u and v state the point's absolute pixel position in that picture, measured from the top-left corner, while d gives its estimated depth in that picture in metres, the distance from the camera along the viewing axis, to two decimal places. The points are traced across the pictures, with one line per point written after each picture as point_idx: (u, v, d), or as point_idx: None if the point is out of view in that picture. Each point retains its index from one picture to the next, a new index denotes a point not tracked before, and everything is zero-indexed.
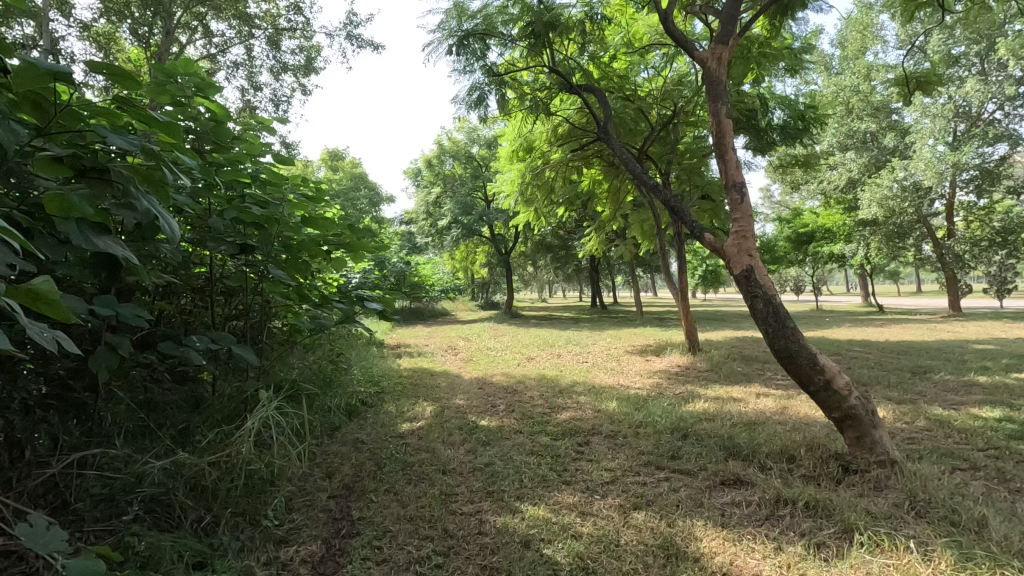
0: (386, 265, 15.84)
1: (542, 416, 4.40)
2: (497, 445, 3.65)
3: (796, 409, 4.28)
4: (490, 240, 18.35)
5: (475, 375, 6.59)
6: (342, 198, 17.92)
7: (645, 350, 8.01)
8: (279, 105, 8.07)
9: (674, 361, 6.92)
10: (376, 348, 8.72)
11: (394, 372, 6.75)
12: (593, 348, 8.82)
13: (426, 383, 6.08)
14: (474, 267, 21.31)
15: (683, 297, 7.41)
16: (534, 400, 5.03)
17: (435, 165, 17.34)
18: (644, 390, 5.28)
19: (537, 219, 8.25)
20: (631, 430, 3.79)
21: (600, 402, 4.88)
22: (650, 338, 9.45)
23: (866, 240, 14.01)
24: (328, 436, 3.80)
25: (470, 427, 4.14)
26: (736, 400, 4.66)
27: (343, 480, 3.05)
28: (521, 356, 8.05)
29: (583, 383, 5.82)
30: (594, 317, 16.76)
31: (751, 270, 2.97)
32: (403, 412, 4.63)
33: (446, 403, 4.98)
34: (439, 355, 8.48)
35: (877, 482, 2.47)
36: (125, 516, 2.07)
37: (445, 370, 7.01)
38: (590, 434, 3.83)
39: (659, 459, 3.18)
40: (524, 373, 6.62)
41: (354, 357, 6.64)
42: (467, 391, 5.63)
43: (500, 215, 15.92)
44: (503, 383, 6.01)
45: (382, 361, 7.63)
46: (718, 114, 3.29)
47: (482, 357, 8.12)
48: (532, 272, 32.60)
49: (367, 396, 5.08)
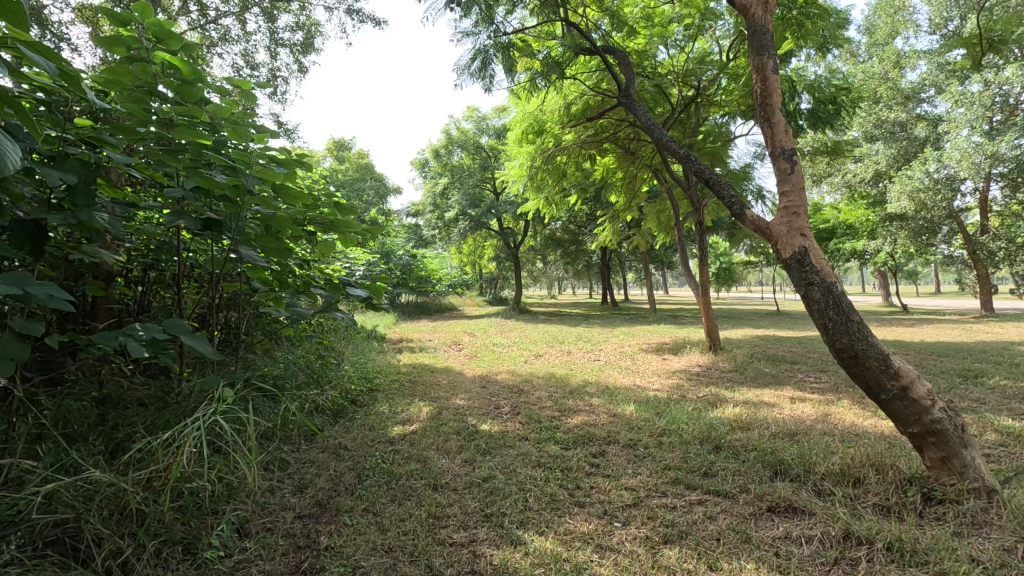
0: (391, 258, 15.43)
1: (551, 421, 3.93)
2: (499, 455, 3.18)
3: (840, 417, 3.76)
4: (498, 233, 17.87)
5: (480, 372, 6.12)
6: (347, 189, 17.49)
7: (661, 349, 7.49)
8: (275, 84, 7.62)
9: (694, 361, 6.40)
10: (377, 343, 8.27)
11: (392, 369, 6.29)
12: (606, 345, 8.31)
13: (425, 381, 5.62)
14: (482, 262, 20.83)
15: (705, 292, 6.87)
16: (542, 402, 4.56)
17: (443, 155, 16.77)
18: (663, 392, 4.77)
19: (547, 207, 7.73)
20: (653, 439, 3.31)
21: (615, 404, 4.38)
22: (666, 336, 8.92)
23: (893, 236, 13.35)
24: (308, 442, 3.35)
25: (469, 432, 3.67)
26: (770, 406, 4.15)
27: (315, 496, 2.58)
28: (529, 353, 7.57)
29: (596, 383, 5.33)
30: (605, 314, 16.20)
31: (806, 253, 2.46)
32: (397, 413, 4.17)
33: (445, 404, 4.52)
34: (442, 351, 8.02)
35: (971, 516, 1.97)
36: (18, 550, 1.62)
37: (448, 367, 6.55)
38: (606, 443, 3.34)
39: (689, 476, 2.69)
40: (532, 371, 6.13)
41: (350, 352, 6.20)
42: (470, 390, 5.16)
43: (509, 207, 15.42)
44: (509, 382, 5.54)
45: (381, 356, 7.18)
46: (764, 69, 2.77)
47: (487, 353, 7.65)
48: (542, 268, 32.08)
49: (360, 394, 4.64)
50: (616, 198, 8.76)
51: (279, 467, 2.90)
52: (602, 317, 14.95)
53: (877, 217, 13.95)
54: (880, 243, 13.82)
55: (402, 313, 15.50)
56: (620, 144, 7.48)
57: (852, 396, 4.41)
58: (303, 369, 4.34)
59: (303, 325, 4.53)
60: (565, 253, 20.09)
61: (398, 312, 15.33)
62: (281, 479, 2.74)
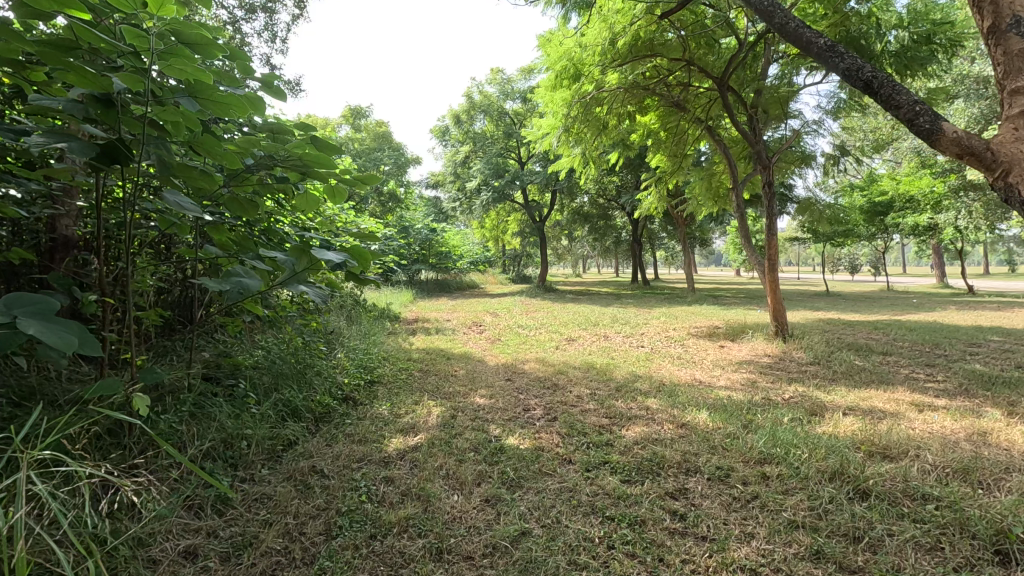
0: (409, 233, 14.63)
1: (601, 433, 2.96)
2: (533, 491, 2.23)
3: (1007, 437, 2.69)
4: (523, 207, 16.79)
5: (504, 360, 5.16)
6: (364, 159, 16.54)
7: (714, 334, 6.46)
8: (273, 29, 6.68)
9: (760, 351, 5.34)
10: (388, 324, 7.37)
11: (402, 354, 5.38)
12: (647, 328, 7.30)
13: (439, 371, 4.69)
14: (505, 237, 19.83)
15: (772, 268, 5.76)
16: (585, 403, 3.59)
17: (465, 121, 15.64)
18: (737, 392, 3.75)
19: (583, 166, 6.65)
20: (753, 471, 2.31)
21: (680, 408, 3.39)
22: (714, 319, 7.86)
23: (969, 208, 11.86)
24: (273, 465, 2.43)
25: (491, 449, 2.72)
26: (892, 416, 3.10)
27: (250, 573, 1.65)
28: (560, 337, 6.59)
29: (647, 378, 4.33)
30: (637, 294, 15.09)
31: None
32: (398, 417, 3.23)
33: (462, 405, 3.57)
34: (461, 334, 7.09)
35: None
36: None
37: (466, 353, 5.61)
38: (685, 475, 2.36)
39: (839, 547, 1.70)
40: (564, 360, 5.14)
41: (353, 336, 5.29)
42: (491, 384, 4.20)
43: (535, 178, 14.29)
44: (539, 374, 4.57)
45: (391, 340, 6.26)
46: None
47: (511, 336, 6.71)
48: (566, 244, 30.84)
49: (355, 389, 3.72)
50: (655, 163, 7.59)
51: (217, 514, 1.99)
52: (634, 296, 13.86)
53: (947, 187, 12.47)
54: (950, 216, 12.37)
55: (421, 290, 14.63)
56: (668, 92, 6.37)
57: (999, 403, 3.31)
58: (283, 361, 3.41)
59: (282, 304, 3.60)
60: (593, 228, 18.94)
61: (417, 289, 14.47)
62: (210, 534, 1.84)
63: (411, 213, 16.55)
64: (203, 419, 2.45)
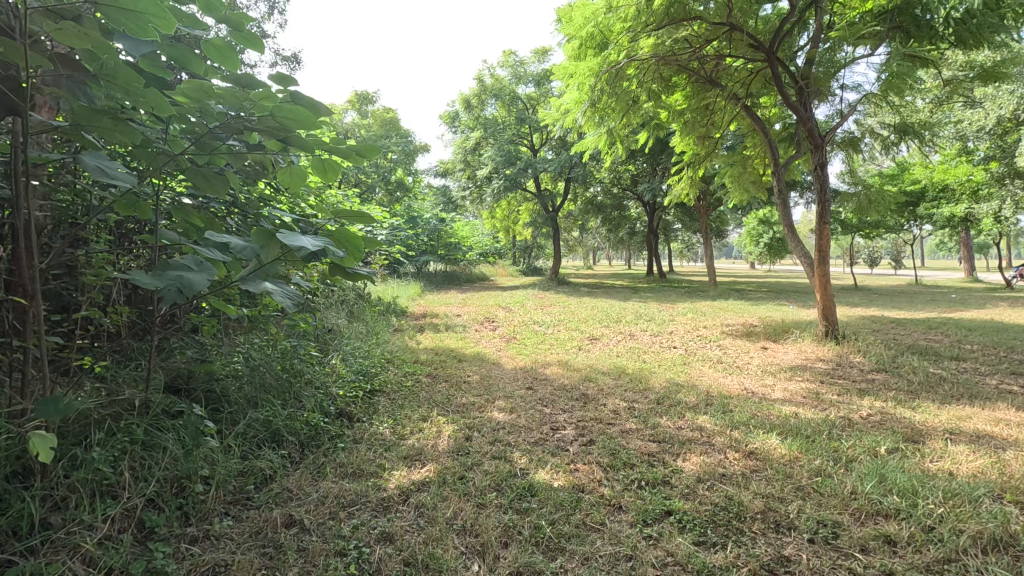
0: (416, 223, 14.07)
1: (653, 466, 2.38)
2: (581, 562, 1.66)
3: None
4: (536, 196, 16.14)
5: (522, 364, 4.60)
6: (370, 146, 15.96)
7: (752, 334, 5.84)
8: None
9: (811, 354, 4.73)
10: (393, 320, 6.81)
11: (408, 355, 4.83)
12: (675, 326, 6.70)
13: (450, 376, 4.14)
14: (516, 227, 19.20)
15: (822, 262, 5.10)
16: (624, 422, 3.02)
17: (475, 106, 14.99)
18: (804, 409, 3.16)
19: (608, 147, 6.06)
20: (871, 533, 1.74)
21: (741, 431, 2.81)
22: (747, 316, 7.23)
23: (1014, 197, 11.08)
24: (236, 515, 1.90)
25: (518, 488, 2.15)
26: (1012, 445, 2.50)
27: None
28: (581, 335, 6.01)
29: (689, 388, 3.75)
30: (653, 287, 14.49)
31: None
32: (401, 441, 2.68)
33: (478, 423, 3.01)
34: (473, 331, 6.52)
35: None
36: None
37: (479, 354, 5.04)
38: (777, 536, 1.78)
39: None
40: (590, 364, 4.56)
41: (352, 335, 4.75)
42: (510, 394, 3.63)
43: (548, 165, 13.65)
44: (564, 381, 4.00)
45: (396, 338, 5.70)
46: None
47: (528, 334, 6.14)
48: (577, 236, 30.15)
49: (352, 403, 3.17)
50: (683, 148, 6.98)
51: None
52: (652, 290, 13.23)
53: (989, 175, 11.68)
54: (992, 206, 11.60)
55: (429, 282, 14.07)
56: (702, 66, 5.76)
57: None
58: (265, 372, 2.87)
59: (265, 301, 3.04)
60: (607, 219, 18.27)
61: (424, 281, 13.90)
62: None
63: (418, 202, 15.98)
64: (150, 453, 1.90)
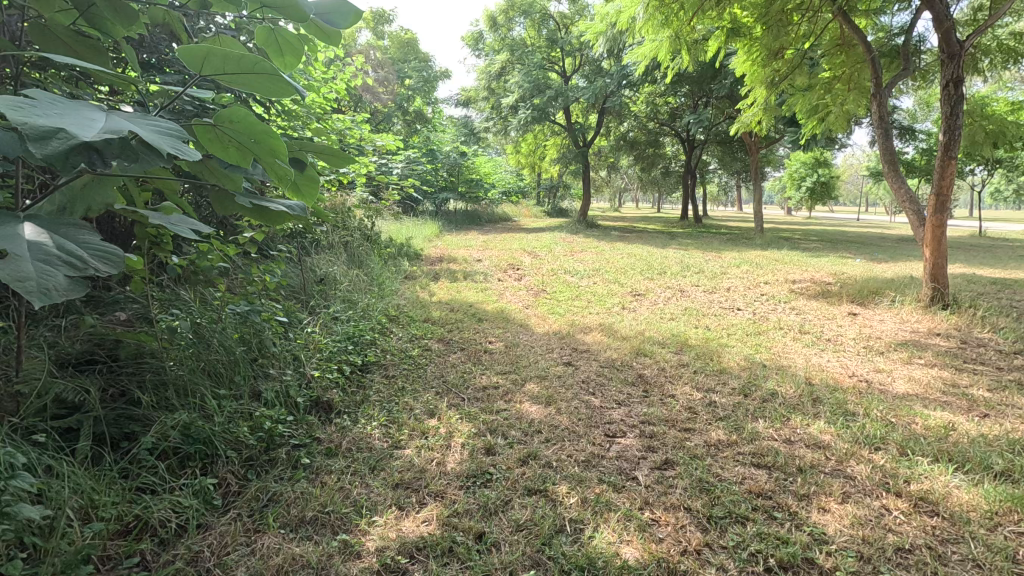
0: (435, 156, 12.98)
1: (773, 522, 1.54)
2: None
3: None
4: (566, 130, 14.82)
5: (556, 328, 3.73)
6: (386, 71, 14.67)
7: (830, 294, 4.87)
8: None
9: (919, 325, 3.78)
10: (405, 266, 5.96)
11: (418, 311, 3.99)
12: (731, 281, 5.74)
13: (467, 343, 3.29)
14: (542, 164, 17.94)
15: (938, 208, 4.06)
16: (709, 429, 2.15)
17: (502, 25, 13.48)
18: (957, 417, 2.25)
19: (667, 57, 4.91)
20: None
21: (883, 455, 1.93)
22: (813, 271, 6.22)
23: None
24: None
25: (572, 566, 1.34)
26: None
27: None
28: (623, 290, 5.09)
29: (781, 372, 2.85)
30: (690, 233, 13.33)
31: None
32: (396, 456, 1.87)
33: (504, 423, 2.19)
34: (496, 281, 5.65)
35: None
36: None
37: (504, 311, 4.18)
38: None
39: None
40: (642, 331, 3.67)
41: (351, 286, 3.91)
42: (544, 373, 2.79)
43: (581, 94, 12.29)
44: (612, 354, 3.14)
45: (405, 289, 4.86)
46: None
47: (561, 287, 5.24)
48: (605, 175, 28.50)
49: (337, 385, 2.35)
50: (751, 68, 5.77)
51: None
52: (691, 236, 12.09)
53: None
54: None
55: (447, 221, 13.13)
56: None
57: None
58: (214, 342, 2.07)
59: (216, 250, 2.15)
60: (640, 157, 16.85)
61: (443, 220, 12.96)
62: None
63: (439, 134, 14.79)
64: None
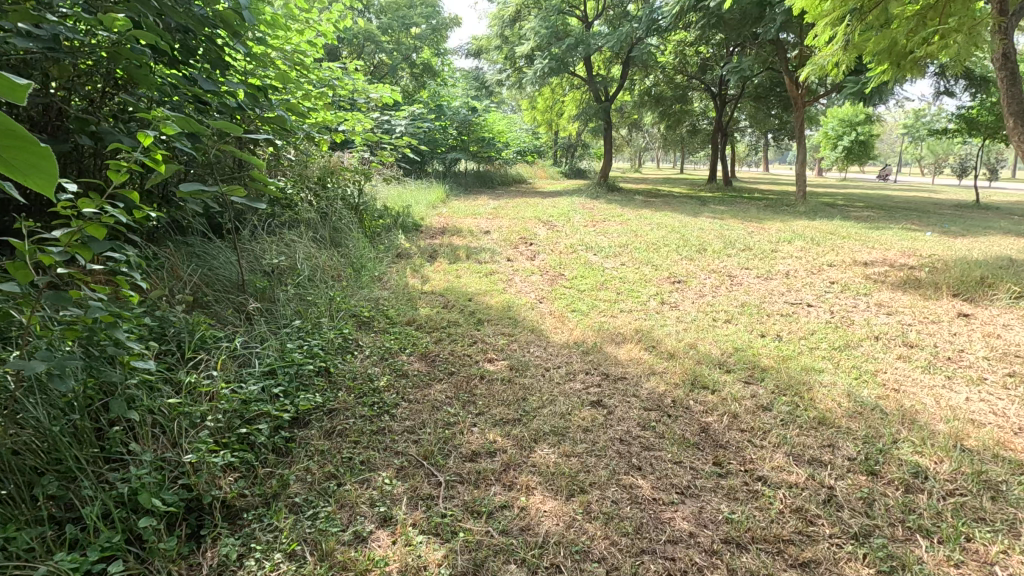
0: (443, 112, 11.86)
1: None
2: None
3: None
4: (586, 83, 13.55)
5: (578, 337, 2.82)
6: (391, 18, 13.34)
7: (921, 284, 3.88)
8: None
9: None
10: (397, 241, 5.06)
11: (400, 308, 3.11)
12: (788, 262, 4.76)
13: (457, 365, 2.41)
14: (560, 121, 16.66)
15: None
16: (845, 568, 1.27)
17: None
18: None
19: None
20: None
21: None
22: (884, 250, 5.20)
23: None
24: None
25: None
26: None
27: None
28: (659, 276, 4.15)
29: (914, 427, 1.93)
30: (722, 198, 12.17)
31: None
32: None
33: (497, 547, 1.32)
34: (504, 261, 4.73)
35: None
36: None
37: (511, 308, 3.29)
38: None
39: None
40: (693, 343, 2.75)
41: (312, 279, 3.02)
42: (563, 424, 1.91)
43: (605, 41, 10.99)
44: (658, 388, 2.23)
45: (392, 273, 3.98)
46: None
47: (583, 270, 4.31)
48: (626, 134, 26.90)
49: (236, 466, 1.49)
50: None
51: None
52: (724, 202, 10.97)
53: None
54: None
55: (456, 184, 12.15)
56: None
57: None
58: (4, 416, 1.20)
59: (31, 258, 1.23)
60: (666, 113, 15.51)
61: (452, 184, 11.96)
62: None
63: (449, 89, 13.61)
64: None
